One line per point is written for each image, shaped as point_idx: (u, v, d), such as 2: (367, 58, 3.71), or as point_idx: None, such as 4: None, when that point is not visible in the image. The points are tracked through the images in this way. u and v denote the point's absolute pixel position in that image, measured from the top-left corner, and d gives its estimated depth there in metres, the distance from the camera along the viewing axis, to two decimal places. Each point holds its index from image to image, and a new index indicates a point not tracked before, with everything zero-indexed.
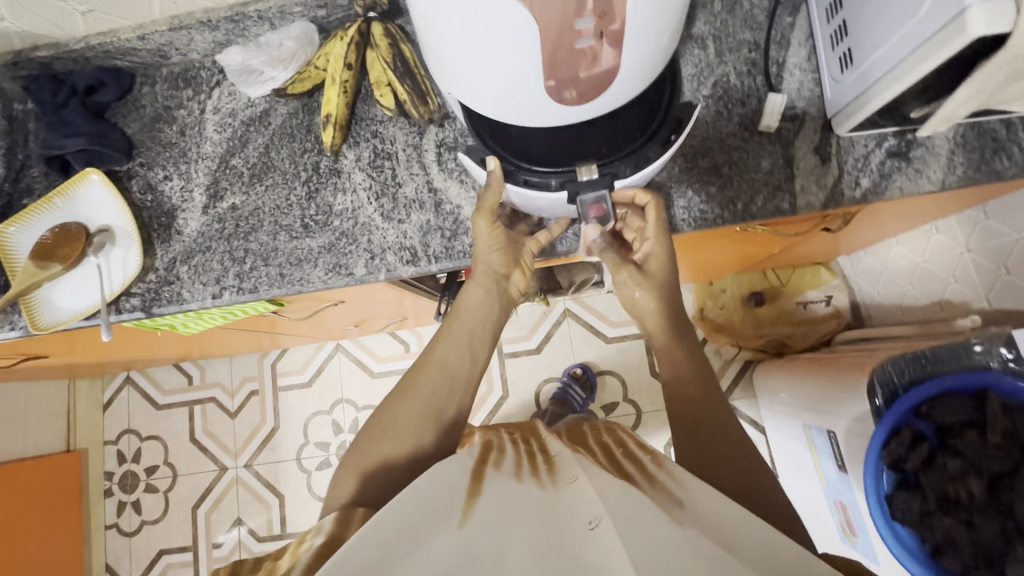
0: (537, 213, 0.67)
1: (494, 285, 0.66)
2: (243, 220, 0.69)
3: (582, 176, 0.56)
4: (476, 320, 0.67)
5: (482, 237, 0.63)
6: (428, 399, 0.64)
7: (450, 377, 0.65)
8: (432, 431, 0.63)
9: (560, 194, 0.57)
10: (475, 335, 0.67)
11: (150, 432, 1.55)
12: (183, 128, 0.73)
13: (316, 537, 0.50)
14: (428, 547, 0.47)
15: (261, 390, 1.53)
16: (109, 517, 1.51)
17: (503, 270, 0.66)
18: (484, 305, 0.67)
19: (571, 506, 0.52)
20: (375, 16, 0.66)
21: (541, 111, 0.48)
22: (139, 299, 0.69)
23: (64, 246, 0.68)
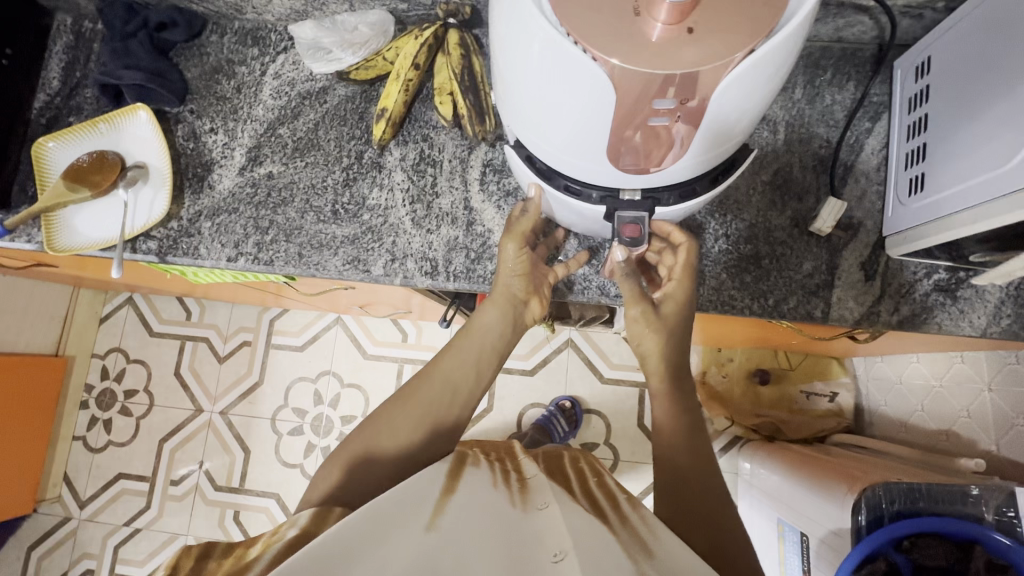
0: (566, 223, 0.61)
1: (513, 311, 0.64)
2: (276, 190, 0.69)
3: (624, 195, 0.50)
4: (489, 338, 0.65)
5: (506, 260, 0.62)
6: (429, 405, 0.63)
7: (453, 389, 0.64)
8: (427, 435, 0.62)
9: (598, 209, 0.51)
10: (485, 350, 0.65)
11: (137, 356, 1.56)
12: (240, 85, 0.73)
13: (289, 530, 0.50)
14: (393, 547, 0.47)
15: (253, 343, 1.53)
16: (79, 429, 1.53)
17: (521, 296, 0.64)
18: (501, 323, 0.65)
19: (543, 534, 0.52)
20: (454, 24, 0.66)
21: (581, 156, 0.45)
22: (156, 243, 0.69)
23: (98, 174, 0.68)
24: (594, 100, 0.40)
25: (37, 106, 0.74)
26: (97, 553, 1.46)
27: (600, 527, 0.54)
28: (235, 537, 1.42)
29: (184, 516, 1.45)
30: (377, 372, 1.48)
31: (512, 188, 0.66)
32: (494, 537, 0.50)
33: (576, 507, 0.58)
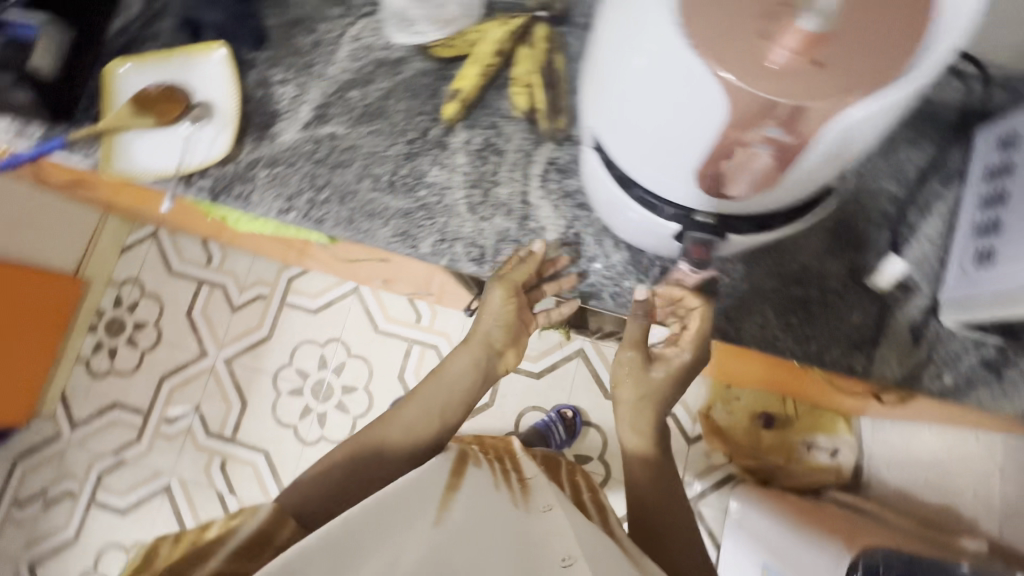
0: (626, 234, 0.61)
1: (486, 356, 0.78)
2: (337, 151, 0.69)
3: (698, 215, 0.49)
4: (464, 376, 0.78)
5: (491, 308, 0.72)
6: (409, 425, 0.74)
7: (425, 419, 0.76)
8: (406, 449, 0.73)
9: (670, 224, 0.50)
10: (460, 387, 0.77)
11: (152, 290, 1.56)
12: (319, 42, 0.72)
13: (253, 516, 0.60)
14: (409, 534, 0.52)
15: (268, 297, 1.53)
16: (84, 352, 1.54)
17: (497, 346, 0.78)
18: (475, 365, 0.78)
19: (549, 538, 0.58)
20: (543, 17, 0.66)
21: (659, 165, 0.45)
22: (210, 182, 0.69)
23: (168, 102, 0.69)
24: (684, 107, 0.39)
25: (114, 27, 0.74)
26: (81, 477, 1.46)
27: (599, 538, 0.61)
28: (219, 486, 1.43)
29: (172, 456, 1.46)
30: (385, 348, 1.48)
31: (572, 189, 0.66)
32: (506, 535, 0.57)
33: (575, 513, 0.65)
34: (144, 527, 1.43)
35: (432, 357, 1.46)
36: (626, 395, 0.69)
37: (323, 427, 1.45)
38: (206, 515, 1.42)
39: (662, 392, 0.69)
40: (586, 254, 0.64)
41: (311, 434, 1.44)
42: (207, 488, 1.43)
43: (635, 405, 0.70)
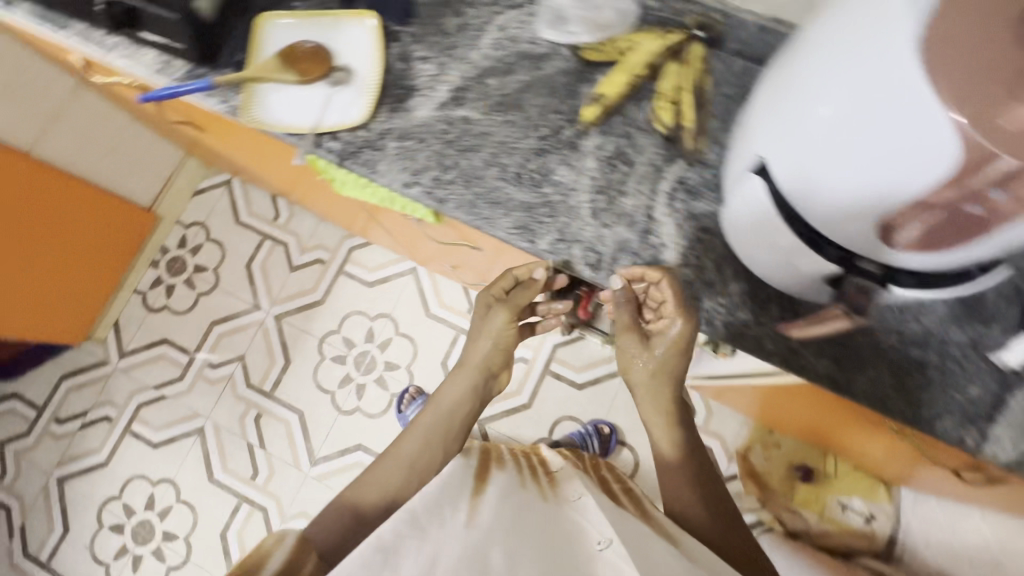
0: (759, 269, 0.60)
1: (483, 378, 0.94)
2: (468, 135, 0.69)
3: (863, 262, 0.50)
4: (462, 400, 0.93)
5: (494, 330, 0.91)
6: (411, 454, 0.87)
7: (429, 437, 0.90)
8: (410, 475, 0.85)
9: (833, 266, 0.51)
10: (454, 411, 0.92)
11: (216, 236, 1.59)
12: (464, 25, 0.73)
13: (282, 542, 0.69)
14: (449, 531, 0.70)
15: (326, 263, 1.55)
16: (142, 285, 1.57)
17: (495, 369, 0.95)
18: (468, 389, 0.93)
19: (582, 525, 0.76)
20: (700, 37, 0.67)
21: (852, 203, 0.44)
22: (340, 145, 0.69)
23: (312, 62, 0.71)
24: (918, 136, 0.37)
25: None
26: (121, 404, 1.50)
27: (633, 520, 0.78)
28: (251, 438, 1.45)
29: (211, 400, 1.49)
30: (432, 333, 1.48)
31: (698, 212, 0.65)
32: (544, 528, 0.74)
33: (605, 500, 0.82)
34: (173, 464, 1.45)
35: None
36: (640, 374, 0.77)
37: (360, 398, 1.46)
38: (235, 463, 1.44)
39: (669, 364, 0.75)
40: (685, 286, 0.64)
41: (347, 403, 1.46)
42: (238, 438, 1.46)
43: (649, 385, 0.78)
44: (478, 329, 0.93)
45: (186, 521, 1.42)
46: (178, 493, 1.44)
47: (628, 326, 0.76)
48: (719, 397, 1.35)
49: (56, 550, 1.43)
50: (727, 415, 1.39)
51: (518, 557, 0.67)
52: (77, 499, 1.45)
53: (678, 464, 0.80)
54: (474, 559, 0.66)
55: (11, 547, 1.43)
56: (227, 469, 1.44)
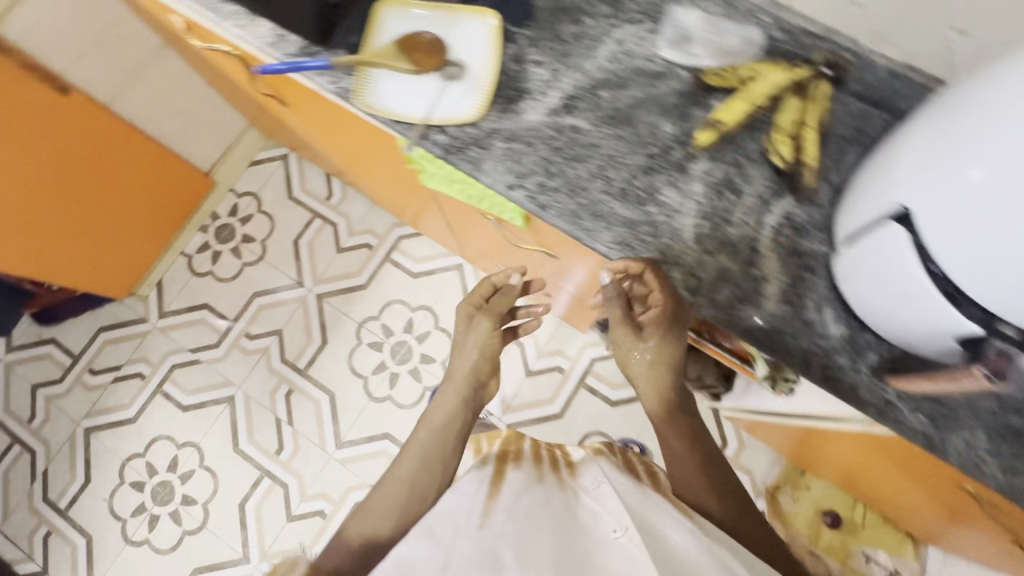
0: (873, 321, 0.59)
1: (473, 390, 0.97)
2: (576, 145, 0.69)
3: (1005, 327, 0.48)
4: (456, 415, 0.94)
5: (480, 335, 0.97)
6: (411, 473, 0.87)
7: (428, 456, 0.89)
8: (411, 499, 0.85)
9: (970, 326, 0.49)
10: (448, 428, 0.93)
11: (268, 208, 1.59)
12: (582, 34, 0.72)
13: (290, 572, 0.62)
14: (457, 532, 0.68)
15: (374, 248, 1.55)
16: (189, 248, 1.58)
17: (484, 377, 0.98)
18: (460, 402, 0.95)
19: (599, 515, 0.73)
20: (826, 75, 0.66)
21: (1005, 254, 0.43)
22: (446, 139, 0.69)
23: (426, 54, 0.70)
24: None
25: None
26: (155, 362, 1.51)
27: (655, 505, 0.75)
28: (280, 412, 1.45)
29: (244, 370, 1.49)
30: None
31: (803, 251, 0.64)
32: (561, 521, 0.72)
33: (624, 486, 0.79)
34: (200, 428, 1.46)
35: (514, 354, 1.45)
36: (638, 366, 0.78)
37: (392, 387, 1.46)
38: (261, 436, 1.44)
39: (665, 349, 0.77)
40: (785, 324, 0.63)
41: (379, 390, 1.46)
42: (267, 411, 1.46)
43: (648, 373, 0.79)
44: (463, 346, 0.99)
45: (206, 488, 1.42)
46: (201, 459, 1.44)
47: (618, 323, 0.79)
48: (753, 431, 1.33)
49: (76, 499, 1.43)
50: (760, 451, 1.38)
51: (530, 545, 0.65)
52: (101, 452, 1.46)
53: (686, 451, 0.79)
54: (486, 550, 0.64)
55: (32, 491, 1.44)
56: (252, 441, 1.44)
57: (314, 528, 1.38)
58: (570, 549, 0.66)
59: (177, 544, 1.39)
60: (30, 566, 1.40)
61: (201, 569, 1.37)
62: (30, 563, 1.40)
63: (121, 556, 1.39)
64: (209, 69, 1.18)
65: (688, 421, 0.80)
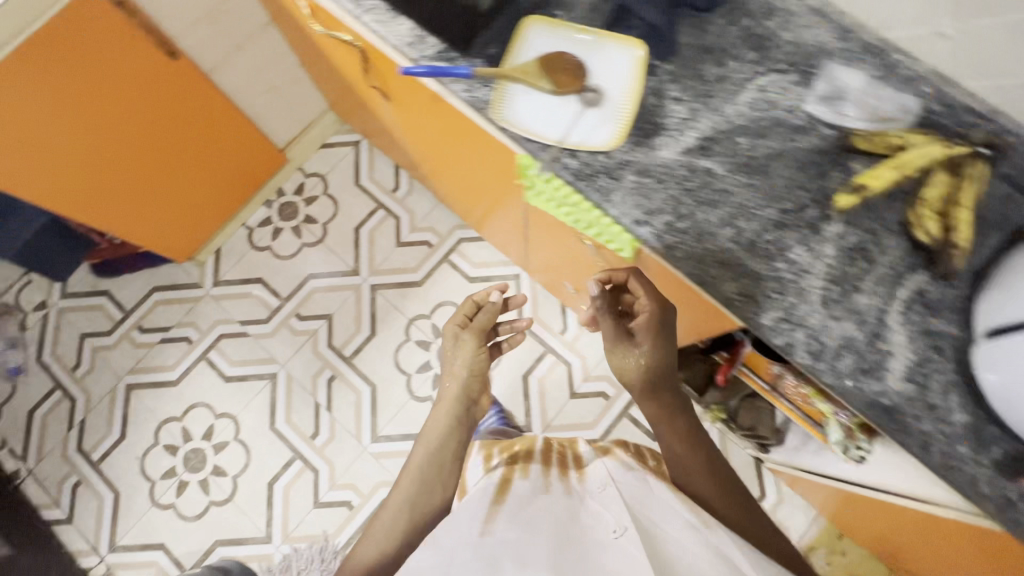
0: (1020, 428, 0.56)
1: (467, 405, 0.97)
2: (709, 189, 0.67)
3: None
4: (451, 429, 0.94)
5: (469, 358, 0.97)
6: (410, 494, 0.90)
7: (425, 476, 0.91)
8: (411, 519, 0.89)
9: None
10: (443, 447, 0.93)
11: (334, 192, 1.60)
12: (725, 76, 0.71)
13: None
14: (456, 546, 0.70)
15: (433, 247, 1.55)
16: (251, 221, 1.58)
17: (475, 394, 0.98)
18: (455, 418, 0.95)
19: (604, 518, 0.74)
20: (985, 154, 0.64)
21: None
22: (577, 164, 0.68)
23: (567, 76, 0.70)
24: None
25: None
26: (204, 329, 1.51)
27: (656, 501, 0.77)
28: (319, 397, 1.45)
29: (290, 350, 1.48)
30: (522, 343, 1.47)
31: (934, 330, 0.62)
32: (565, 529, 0.73)
33: (628, 487, 0.79)
34: (239, 401, 1.45)
35: (559, 374, 1.44)
36: (636, 376, 0.78)
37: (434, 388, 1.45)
38: (298, 418, 1.43)
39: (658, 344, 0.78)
40: (908, 404, 0.61)
41: (421, 390, 1.45)
42: (307, 394, 1.45)
43: (646, 380, 0.79)
44: (450, 369, 0.98)
45: (237, 462, 1.42)
46: (236, 432, 1.44)
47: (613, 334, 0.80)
48: (795, 486, 1.30)
49: (108, 454, 1.44)
50: (798, 507, 1.36)
51: (532, 555, 0.67)
52: (139, 410, 1.46)
53: (683, 450, 0.81)
54: (486, 560, 0.67)
55: (67, 439, 1.45)
56: (289, 421, 1.43)
57: (340, 519, 1.37)
58: (569, 554, 0.68)
59: (202, 513, 1.39)
60: (55, 514, 1.40)
61: (222, 542, 1.37)
62: (55, 510, 1.41)
63: (145, 517, 1.39)
64: (312, 52, 1.19)
65: (679, 414, 0.81)
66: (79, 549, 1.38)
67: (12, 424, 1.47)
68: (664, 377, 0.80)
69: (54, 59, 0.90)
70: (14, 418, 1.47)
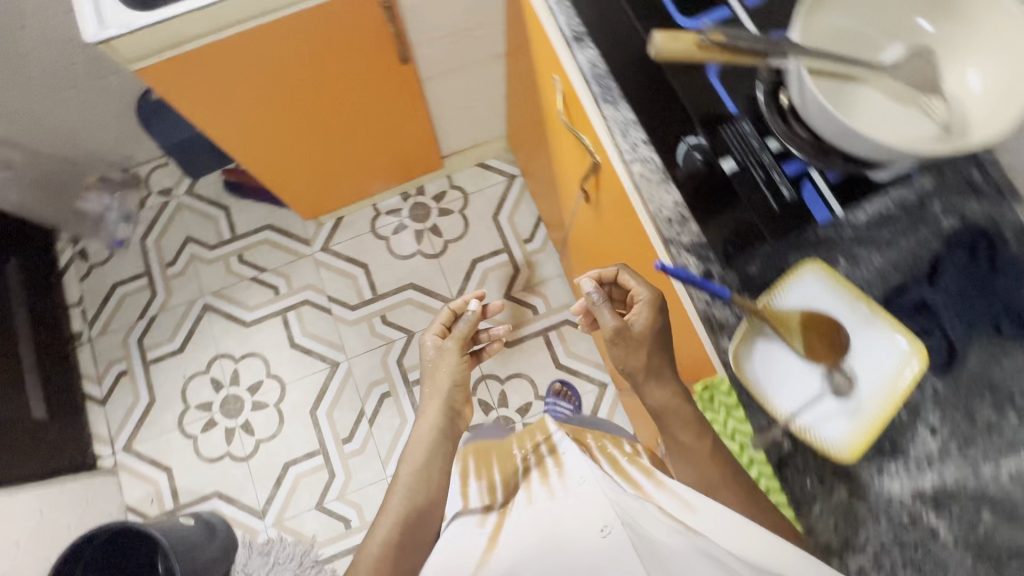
0: None
1: (450, 415, 0.84)
2: (924, 555, 0.57)
3: None
4: (435, 448, 0.82)
5: (448, 365, 0.86)
6: (402, 509, 0.77)
7: (419, 491, 0.79)
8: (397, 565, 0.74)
9: None
10: (426, 470, 0.80)
11: (469, 214, 1.54)
12: (999, 428, 0.59)
13: None
14: None
15: (537, 315, 1.47)
16: (382, 205, 1.55)
17: (458, 405, 0.85)
18: (436, 432, 0.83)
19: (583, 509, 0.61)
20: None
21: None
22: (789, 449, 0.60)
23: (822, 343, 0.60)
24: None
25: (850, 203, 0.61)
26: (294, 287, 1.49)
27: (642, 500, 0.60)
28: (366, 407, 1.41)
29: (361, 347, 1.45)
30: None
31: None
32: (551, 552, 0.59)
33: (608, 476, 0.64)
34: (294, 371, 1.43)
35: None
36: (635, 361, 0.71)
37: None
38: (338, 416, 1.40)
39: (663, 330, 0.72)
40: None
41: None
42: (357, 398, 1.41)
43: (649, 368, 0.70)
44: (430, 382, 0.86)
45: (268, 427, 1.40)
46: (279, 399, 1.42)
47: (619, 322, 0.72)
48: None
49: (161, 360, 1.45)
50: None
51: None
52: (204, 333, 1.47)
53: (695, 444, 0.66)
54: None
55: (133, 327, 1.48)
56: (330, 415, 1.41)
57: (332, 531, 1.34)
58: None
59: (216, 459, 1.39)
60: (93, 391, 1.44)
61: (221, 496, 1.37)
62: (95, 387, 1.44)
63: (166, 435, 1.40)
64: (529, 100, 1.12)
65: (682, 402, 0.68)
66: (98, 434, 1.41)
67: (94, 289, 1.50)
68: (664, 352, 0.72)
69: (302, 38, 0.87)
70: (98, 285, 1.51)
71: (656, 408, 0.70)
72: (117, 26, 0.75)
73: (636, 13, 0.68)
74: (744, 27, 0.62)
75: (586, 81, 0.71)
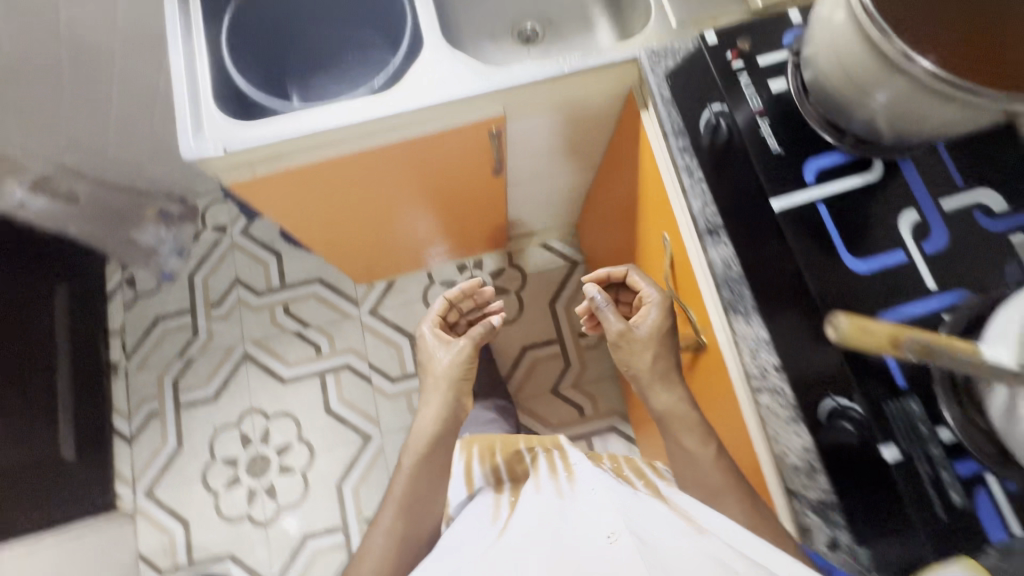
0: None
1: (453, 408, 0.81)
2: None
3: None
4: (437, 444, 0.80)
5: (453, 360, 0.84)
6: (402, 493, 0.78)
7: (422, 478, 0.78)
8: (399, 557, 0.75)
9: None
10: (431, 463, 0.79)
11: (526, 297, 1.48)
12: None
13: None
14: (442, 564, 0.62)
15: (582, 418, 1.40)
16: (438, 274, 1.49)
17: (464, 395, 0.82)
18: (437, 424, 0.80)
19: (593, 512, 0.58)
20: None
21: None
22: None
23: None
24: None
25: None
26: (337, 349, 1.44)
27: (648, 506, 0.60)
28: None
29: (396, 424, 1.39)
30: None
31: None
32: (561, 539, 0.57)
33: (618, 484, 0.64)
34: (325, 440, 1.39)
35: None
36: (645, 363, 0.73)
37: None
38: (364, 495, 1.35)
39: (670, 331, 0.74)
40: None
41: None
42: (385, 479, 1.36)
43: (657, 372, 0.73)
44: (432, 375, 0.84)
45: (290, 493, 1.36)
46: (306, 465, 1.37)
47: (624, 324, 0.74)
48: None
49: (194, 406, 1.42)
50: None
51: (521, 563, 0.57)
52: (240, 384, 1.43)
53: (699, 449, 0.67)
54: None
55: (171, 366, 1.45)
56: (356, 492, 1.35)
57: None
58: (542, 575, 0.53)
59: (235, 519, 1.35)
60: (122, 427, 1.41)
61: (235, 560, 1.32)
62: (124, 423, 1.41)
63: (189, 485, 1.37)
64: (618, 223, 1.05)
65: (689, 407, 0.70)
66: (121, 473, 1.38)
67: (137, 319, 1.48)
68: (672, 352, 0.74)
69: (400, 159, 0.81)
70: (141, 315, 1.48)
71: (660, 412, 0.72)
72: (217, 142, 0.70)
73: (792, 238, 0.56)
74: (923, 282, 0.54)
75: (715, 281, 0.64)
